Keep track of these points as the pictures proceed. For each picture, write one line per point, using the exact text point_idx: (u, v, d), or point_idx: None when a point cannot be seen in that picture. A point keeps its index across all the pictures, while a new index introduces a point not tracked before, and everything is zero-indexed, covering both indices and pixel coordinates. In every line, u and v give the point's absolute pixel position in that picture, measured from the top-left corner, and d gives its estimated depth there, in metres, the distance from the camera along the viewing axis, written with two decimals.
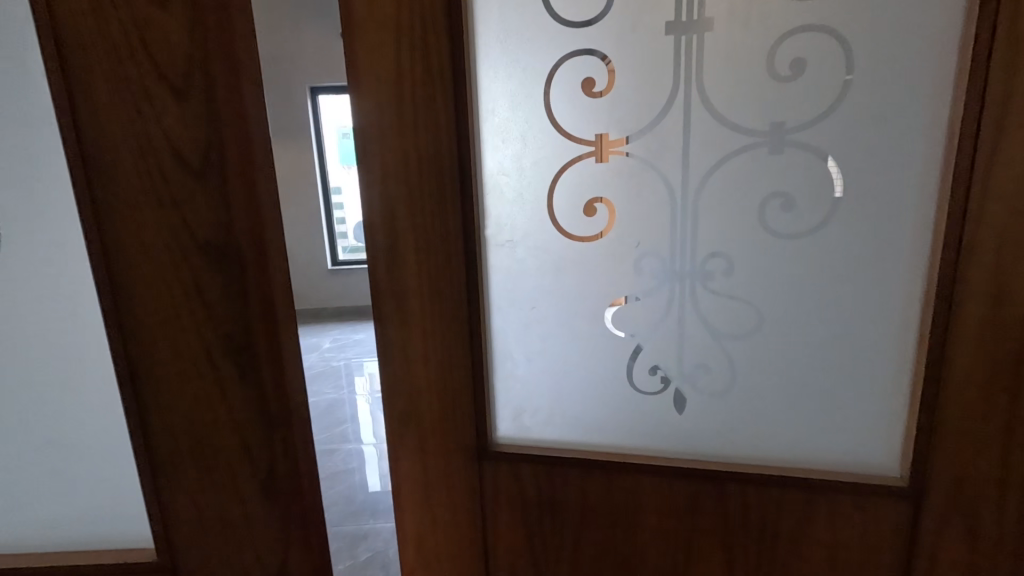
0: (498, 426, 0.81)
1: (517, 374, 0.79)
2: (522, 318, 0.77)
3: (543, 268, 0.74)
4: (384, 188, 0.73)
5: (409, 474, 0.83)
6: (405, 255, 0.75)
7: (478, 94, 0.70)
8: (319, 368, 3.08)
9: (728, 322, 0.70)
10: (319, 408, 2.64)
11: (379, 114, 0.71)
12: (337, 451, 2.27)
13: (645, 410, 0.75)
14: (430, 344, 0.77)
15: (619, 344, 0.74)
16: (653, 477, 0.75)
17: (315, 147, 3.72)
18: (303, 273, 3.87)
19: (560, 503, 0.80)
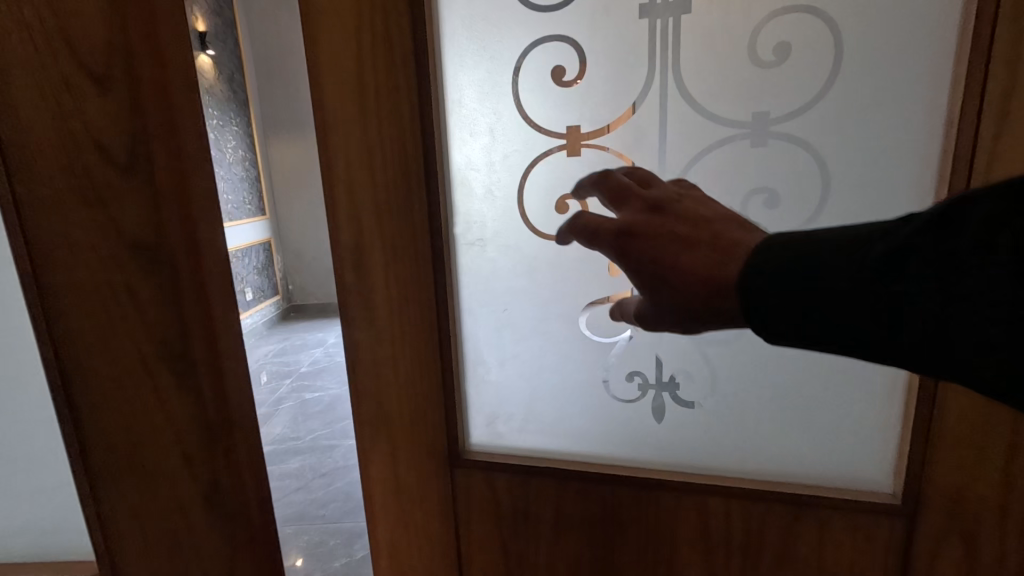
0: (471, 432, 0.78)
1: (490, 378, 0.76)
2: (494, 320, 0.73)
3: (515, 267, 0.71)
4: (347, 183, 0.70)
5: (382, 480, 0.80)
6: (371, 254, 0.72)
7: (444, 86, 0.67)
8: (323, 363, 3.07)
9: (709, 326, 0.65)
10: (321, 403, 2.63)
11: (342, 109, 0.67)
12: (337, 447, 2.26)
13: (623, 419, 0.72)
14: (398, 348, 0.74)
15: (594, 350, 0.70)
16: (630, 488, 0.72)
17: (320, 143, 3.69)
18: (310, 268, 3.87)
19: (535, 513, 0.77)
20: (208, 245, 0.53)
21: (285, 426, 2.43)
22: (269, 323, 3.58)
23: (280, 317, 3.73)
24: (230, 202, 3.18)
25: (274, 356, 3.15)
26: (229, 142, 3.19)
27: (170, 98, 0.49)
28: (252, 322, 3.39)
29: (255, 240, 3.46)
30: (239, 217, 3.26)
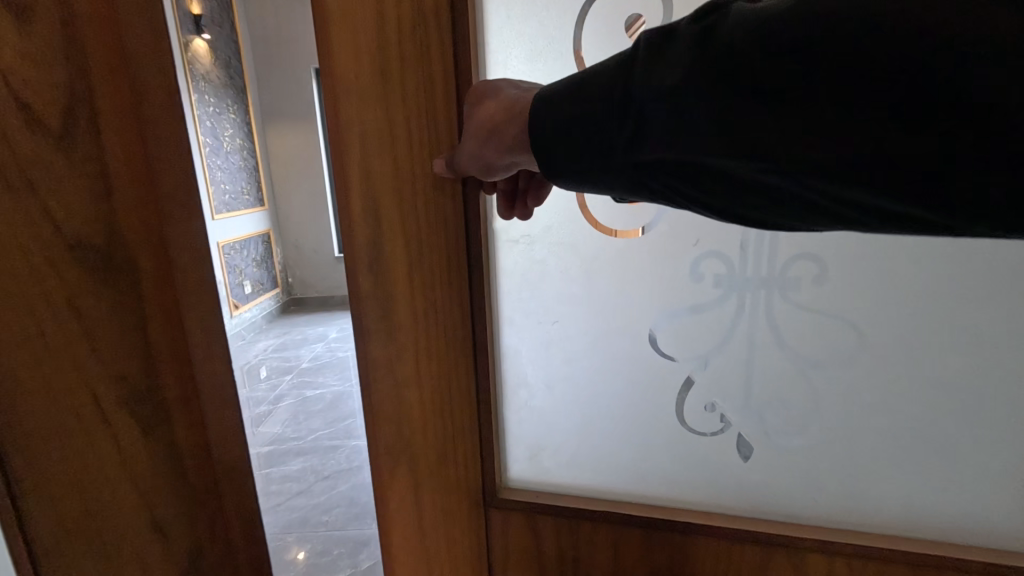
0: (510, 465, 0.66)
1: (534, 403, 0.63)
2: (540, 334, 0.60)
3: (567, 271, 0.57)
4: (364, 167, 0.55)
5: (399, 529, 0.64)
6: (394, 257, 0.57)
7: (487, 49, 0.54)
8: (324, 360, 2.94)
9: (816, 343, 0.53)
10: (323, 401, 2.51)
11: (356, 71, 0.52)
12: (340, 448, 2.14)
13: (699, 454, 0.59)
14: (428, 372, 0.59)
15: (669, 372, 0.57)
16: (709, 540, 0.59)
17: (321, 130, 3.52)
18: (310, 261, 3.72)
19: (585, 565, 0.64)
20: (179, 272, 0.52)
21: (284, 425, 2.30)
22: (268, 317, 3.44)
23: (279, 310, 3.59)
24: (227, 193, 3.03)
25: (273, 351, 3.01)
26: (226, 130, 3.04)
27: (125, 66, 0.47)
28: (251, 315, 3.26)
29: (253, 231, 3.32)
30: (236, 208, 3.12)
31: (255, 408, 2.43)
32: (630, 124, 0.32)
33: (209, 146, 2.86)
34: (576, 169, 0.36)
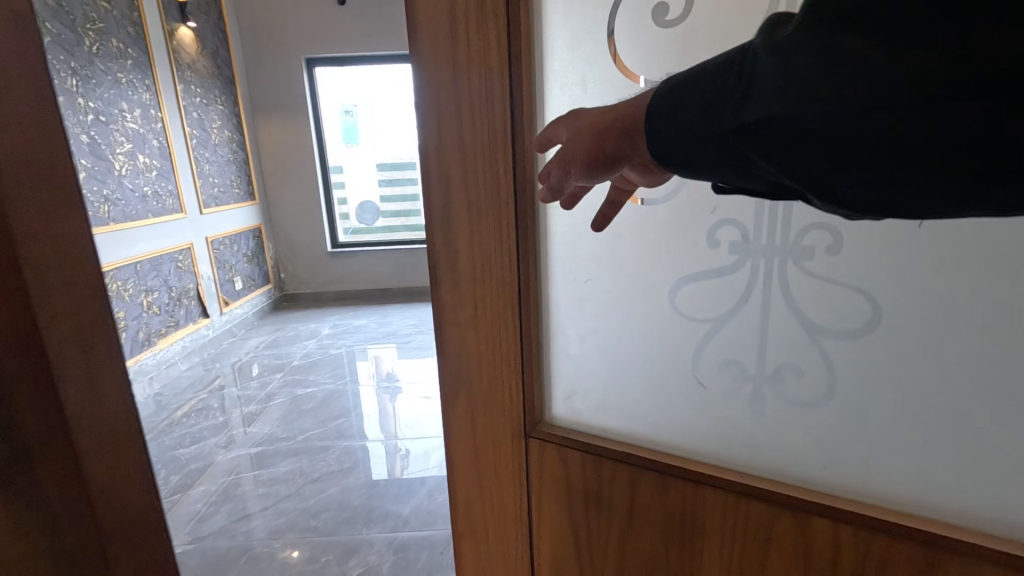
0: (553, 402, 0.65)
1: (574, 362, 0.62)
2: (575, 289, 0.59)
3: (597, 228, 0.56)
4: (435, 124, 0.56)
5: (466, 465, 0.68)
6: (458, 212, 0.58)
7: (543, 24, 0.53)
8: (317, 355, 2.64)
9: (825, 306, 0.47)
10: (313, 400, 2.09)
11: (438, 48, 0.53)
12: (329, 450, 1.68)
13: (711, 420, 0.55)
14: (486, 340, 0.61)
15: (681, 327, 0.54)
16: (712, 490, 0.54)
17: (313, 123, 3.49)
18: (303, 255, 3.69)
19: (607, 502, 0.61)
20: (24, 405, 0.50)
21: (274, 425, 1.89)
22: (259, 313, 3.29)
23: (273, 306, 3.53)
24: (216, 187, 2.91)
25: (265, 348, 2.76)
26: (214, 122, 2.93)
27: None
28: (242, 311, 3.08)
29: (243, 226, 3.19)
30: (226, 203, 3.00)
31: (244, 408, 2.07)
32: (738, 92, 0.29)
33: (196, 138, 2.73)
34: (678, 148, 0.32)
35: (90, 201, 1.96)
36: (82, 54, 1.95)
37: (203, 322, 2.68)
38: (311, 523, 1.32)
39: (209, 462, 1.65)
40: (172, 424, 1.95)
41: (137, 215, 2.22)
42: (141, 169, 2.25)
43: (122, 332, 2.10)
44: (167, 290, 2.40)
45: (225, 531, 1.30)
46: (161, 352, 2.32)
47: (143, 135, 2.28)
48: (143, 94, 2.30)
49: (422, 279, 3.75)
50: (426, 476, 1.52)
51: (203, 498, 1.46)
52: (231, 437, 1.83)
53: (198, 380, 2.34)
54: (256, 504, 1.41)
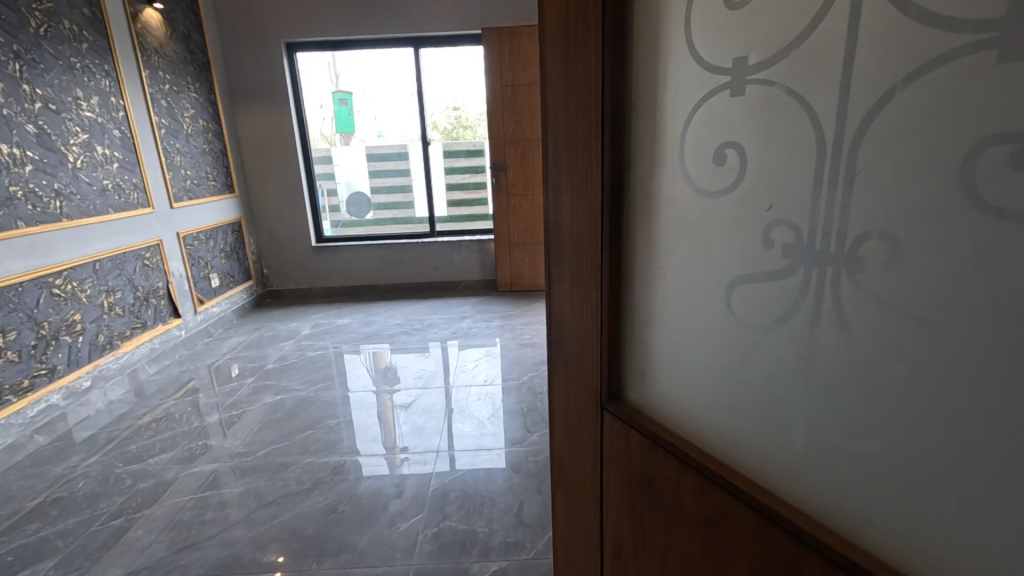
0: (637, 393, 0.48)
1: (648, 373, 0.47)
2: (650, 281, 0.44)
3: (668, 202, 0.41)
4: (546, 79, 0.48)
5: (562, 448, 0.58)
6: (557, 189, 0.49)
7: None
8: (296, 357, 2.49)
9: (871, 332, 0.28)
10: (281, 410, 1.94)
11: (556, 7, 0.45)
12: (292, 466, 1.56)
13: (749, 444, 0.38)
14: (579, 339, 0.51)
15: (733, 337, 0.37)
16: (745, 512, 0.37)
17: (295, 112, 3.33)
18: (286, 250, 3.53)
19: (655, 495, 0.45)
20: None
21: (241, 437, 1.76)
22: (239, 311, 3.15)
23: (255, 304, 3.38)
24: (189, 180, 2.75)
25: (242, 349, 2.61)
26: (186, 111, 2.77)
27: None
28: (219, 309, 2.94)
29: (220, 220, 3.04)
30: (200, 196, 2.84)
31: (214, 415, 1.94)
32: None
33: (166, 127, 2.57)
34: None
35: (40, 196, 1.83)
36: (26, 36, 1.80)
37: (175, 322, 2.54)
38: (263, 553, 1.20)
39: (165, 480, 1.53)
40: (135, 432, 1.82)
41: (96, 211, 2.08)
42: (99, 161, 2.11)
43: (79, 336, 1.97)
44: (131, 290, 2.26)
45: (163, 567, 1.18)
46: (125, 355, 2.18)
47: (102, 125, 2.13)
48: (101, 80, 2.15)
49: (411, 275, 3.60)
50: (394, 497, 1.39)
51: (152, 524, 1.33)
52: (194, 450, 1.69)
53: (170, 382, 2.23)
54: (209, 529, 1.30)
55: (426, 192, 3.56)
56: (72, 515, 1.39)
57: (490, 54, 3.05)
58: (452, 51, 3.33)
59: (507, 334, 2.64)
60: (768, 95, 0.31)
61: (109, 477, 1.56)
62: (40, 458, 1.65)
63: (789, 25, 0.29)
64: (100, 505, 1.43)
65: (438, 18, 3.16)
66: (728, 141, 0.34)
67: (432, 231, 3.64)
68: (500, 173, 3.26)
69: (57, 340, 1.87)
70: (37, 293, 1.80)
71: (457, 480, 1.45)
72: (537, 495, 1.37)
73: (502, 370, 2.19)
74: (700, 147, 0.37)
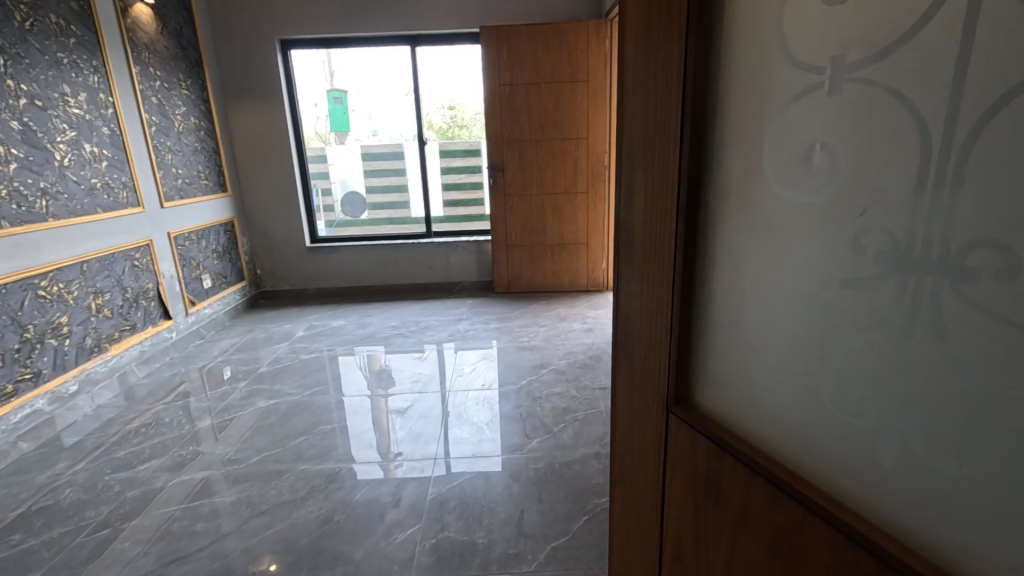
0: (706, 396, 0.49)
1: (719, 376, 0.47)
2: (724, 285, 0.45)
3: (749, 207, 0.41)
4: (631, 88, 0.51)
5: (626, 443, 0.62)
6: (635, 192, 0.52)
7: None
8: (290, 360, 2.44)
9: (974, 343, 0.27)
10: (273, 415, 1.90)
11: (643, 20, 0.47)
12: (284, 475, 1.51)
13: (823, 452, 0.37)
14: (649, 338, 0.53)
15: (812, 342, 0.37)
16: (820, 522, 0.37)
17: (290, 110, 3.28)
18: (279, 251, 3.47)
19: (723, 497, 0.46)
20: None
21: (232, 443, 1.71)
22: (231, 312, 3.10)
23: (248, 305, 3.33)
24: (181, 178, 2.70)
25: (234, 351, 2.56)
26: (177, 108, 2.72)
27: None
28: (211, 310, 2.88)
29: (212, 220, 2.98)
30: (191, 195, 2.78)
31: (205, 419, 1.89)
32: None
33: (156, 125, 2.52)
34: None
35: (24, 195, 1.78)
36: (12, 30, 1.75)
37: (166, 324, 2.49)
38: (252, 567, 1.16)
39: (154, 488, 1.48)
40: (124, 437, 1.77)
41: (84, 210, 2.02)
42: (87, 159, 2.05)
43: (66, 339, 1.91)
44: (120, 291, 2.21)
45: None
46: (115, 358, 2.13)
47: (89, 122, 2.08)
48: (90, 76, 2.09)
49: (407, 276, 3.56)
50: (387, 507, 1.35)
51: (139, 535, 1.29)
52: (184, 457, 1.64)
53: (160, 385, 2.18)
54: (198, 541, 1.25)
55: (422, 192, 3.52)
56: (58, 525, 1.35)
57: (489, 53, 3.01)
58: (449, 49, 3.29)
59: (505, 336, 2.61)
60: (870, 95, 0.31)
61: (97, 485, 1.51)
62: (25, 465, 1.61)
63: (898, 19, 0.29)
64: (87, 514, 1.38)
65: (435, 16, 3.12)
66: (821, 143, 0.34)
67: (428, 231, 3.60)
68: (498, 174, 3.23)
69: (41, 343, 1.81)
70: (22, 295, 1.75)
71: (455, 489, 1.41)
72: (538, 505, 1.33)
73: (500, 374, 2.16)
74: (789, 151, 0.37)
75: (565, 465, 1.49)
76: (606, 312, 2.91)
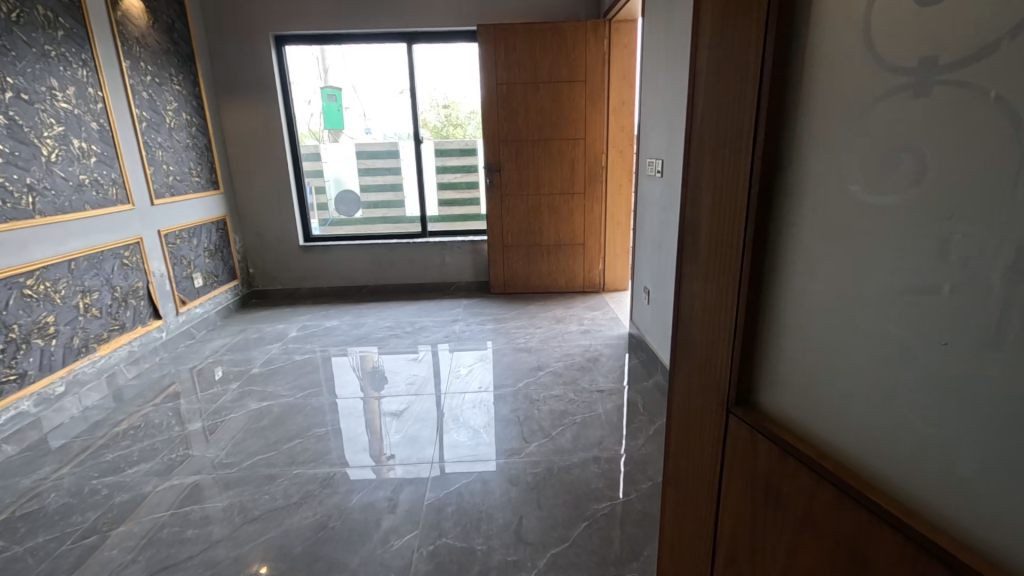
0: (768, 401, 0.49)
1: (783, 379, 0.46)
2: (790, 288, 0.44)
3: (821, 209, 0.40)
4: (705, 86, 0.51)
5: (682, 442, 0.62)
6: (703, 192, 0.52)
7: None
8: (283, 361, 2.41)
9: None
10: (266, 417, 1.87)
11: (720, 17, 0.47)
12: (278, 479, 1.48)
13: (893, 461, 0.37)
14: (709, 338, 0.53)
15: (889, 348, 0.36)
16: (889, 533, 0.36)
17: (283, 107, 3.24)
18: (272, 250, 3.43)
19: (784, 502, 0.46)
20: None
21: (223, 446, 1.68)
22: (223, 312, 3.05)
23: (240, 304, 3.28)
24: (172, 175, 2.65)
25: (226, 351, 2.52)
26: (169, 104, 2.67)
27: None
28: (202, 310, 2.84)
29: (204, 218, 2.93)
30: (183, 192, 2.73)
31: (196, 421, 1.85)
32: None
33: (147, 121, 2.47)
34: None
35: (10, 191, 1.74)
36: None
37: (156, 323, 2.44)
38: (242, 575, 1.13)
39: (141, 494, 1.45)
40: (112, 439, 1.73)
41: (72, 208, 1.98)
42: (75, 155, 2.01)
43: (53, 339, 1.87)
44: (109, 290, 2.16)
45: None
46: (103, 358, 2.09)
47: (79, 117, 2.03)
48: (78, 70, 2.04)
49: (402, 275, 3.53)
50: (382, 513, 1.32)
51: (126, 542, 1.25)
52: (173, 461, 1.60)
53: (150, 386, 2.14)
54: (188, 549, 1.22)
55: (417, 191, 3.49)
56: (43, 532, 1.31)
57: (487, 53, 2.99)
58: (445, 48, 3.26)
59: (501, 338, 2.59)
60: (960, 98, 0.30)
61: (84, 489, 1.47)
62: (9, 470, 1.56)
63: (1002, 19, 0.28)
64: (74, 520, 1.35)
65: (433, 14, 3.09)
66: (906, 145, 0.34)
67: (424, 231, 3.57)
68: (495, 174, 3.21)
69: (28, 344, 1.77)
70: (6, 294, 1.71)
71: (452, 494, 1.39)
72: (537, 510, 1.31)
73: (497, 376, 2.14)
74: (869, 152, 0.36)
75: (564, 470, 1.48)
76: (603, 313, 2.90)
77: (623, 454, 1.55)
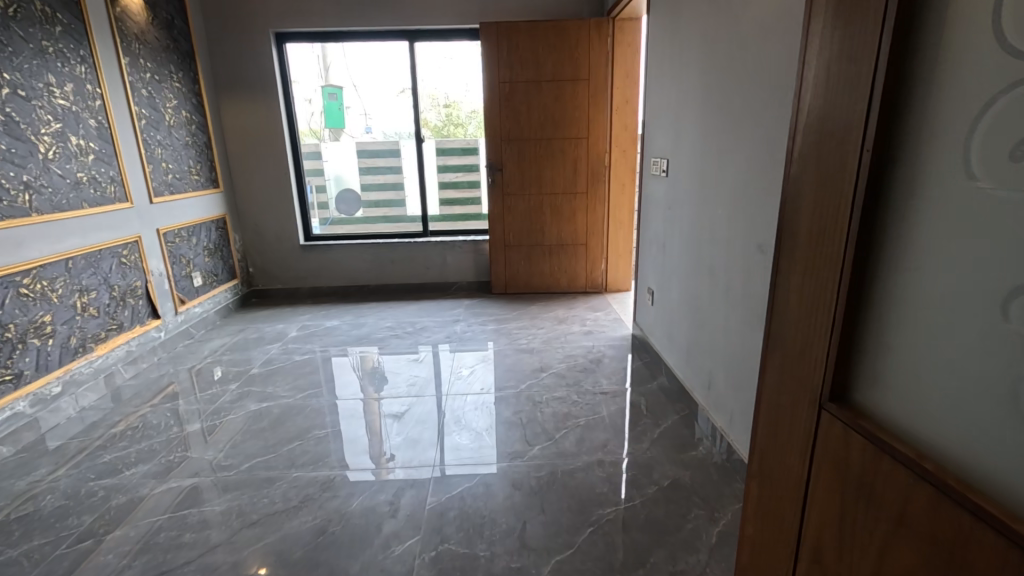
0: (866, 400, 0.52)
1: (883, 377, 0.50)
2: (894, 289, 0.48)
3: (931, 218, 0.44)
4: (811, 95, 0.54)
5: (770, 438, 0.67)
6: (804, 196, 0.56)
7: None
8: (282, 361, 2.38)
9: None
10: (267, 418, 1.85)
11: (830, 32, 0.51)
12: (277, 482, 1.46)
13: (998, 455, 0.41)
14: (803, 335, 0.57)
15: (1001, 347, 0.40)
16: (987, 531, 0.39)
17: (284, 105, 3.21)
18: (271, 249, 3.40)
19: (877, 501, 0.50)
20: None
21: (222, 448, 1.65)
22: (222, 311, 3.03)
23: (239, 303, 3.26)
24: (171, 174, 2.63)
25: (225, 351, 2.50)
26: (168, 101, 2.64)
27: None
28: (200, 309, 2.81)
29: (203, 217, 2.91)
30: (182, 190, 2.70)
31: (193, 422, 1.83)
32: None
33: (146, 119, 2.44)
34: None
35: (8, 189, 1.71)
36: None
37: (154, 323, 2.42)
38: None
39: (137, 497, 1.42)
40: (109, 440, 1.71)
41: (69, 206, 1.95)
42: (73, 152, 1.98)
43: (49, 339, 1.84)
44: (107, 290, 2.14)
45: None
46: (100, 359, 2.06)
47: (76, 114, 2.00)
48: (76, 67, 2.02)
49: (402, 275, 3.51)
50: (383, 517, 1.30)
51: (122, 547, 1.23)
52: (170, 463, 1.58)
53: (148, 386, 2.11)
54: (186, 553, 1.20)
55: (418, 191, 3.46)
56: (38, 535, 1.28)
57: (489, 52, 2.96)
58: (446, 46, 3.24)
59: (502, 339, 2.56)
60: None
61: (81, 492, 1.45)
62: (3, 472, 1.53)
63: None
64: (70, 523, 1.32)
65: (434, 11, 3.06)
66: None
67: (424, 231, 3.54)
68: (496, 173, 3.18)
69: (23, 343, 1.74)
70: (2, 293, 1.68)
71: (454, 499, 1.36)
72: (540, 515, 1.29)
73: (498, 377, 2.11)
74: (984, 168, 0.40)
75: (567, 474, 1.45)
76: (605, 314, 2.88)
77: (627, 458, 1.52)
